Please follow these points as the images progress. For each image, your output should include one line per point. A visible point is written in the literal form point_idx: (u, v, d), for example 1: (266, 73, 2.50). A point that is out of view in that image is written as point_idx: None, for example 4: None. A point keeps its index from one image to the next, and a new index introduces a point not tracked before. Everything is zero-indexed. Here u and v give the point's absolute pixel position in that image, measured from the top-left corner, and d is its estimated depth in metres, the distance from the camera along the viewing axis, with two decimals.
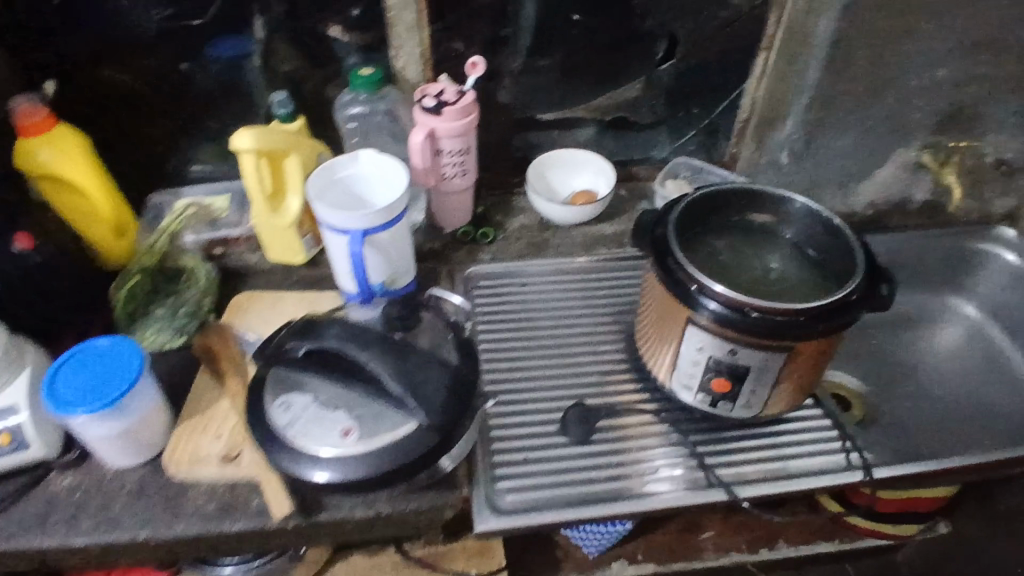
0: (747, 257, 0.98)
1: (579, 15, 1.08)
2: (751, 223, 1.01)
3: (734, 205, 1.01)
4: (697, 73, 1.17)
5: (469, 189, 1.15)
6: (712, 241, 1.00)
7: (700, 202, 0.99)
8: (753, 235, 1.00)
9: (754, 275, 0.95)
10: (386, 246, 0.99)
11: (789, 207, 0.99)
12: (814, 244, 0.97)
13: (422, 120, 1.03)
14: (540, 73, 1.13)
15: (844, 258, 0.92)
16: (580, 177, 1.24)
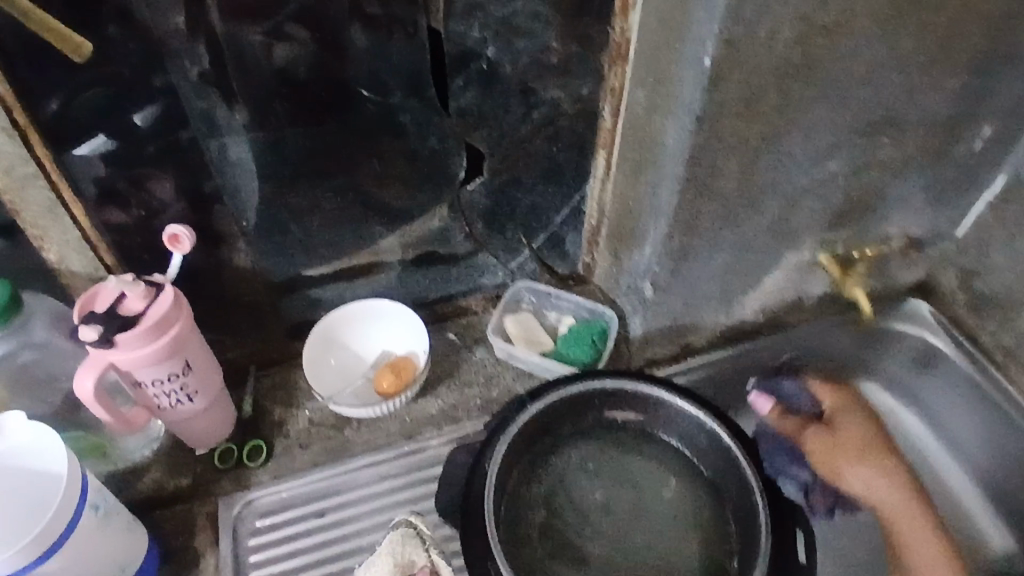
0: (610, 485, 0.73)
1: (355, 103, 0.69)
2: (610, 424, 0.75)
3: (584, 407, 0.73)
4: (517, 185, 0.85)
5: (212, 403, 0.78)
6: (558, 469, 0.74)
7: (536, 420, 0.71)
8: (615, 443, 0.74)
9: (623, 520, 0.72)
10: (72, 570, 0.62)
11: (658, 404, 0.72)
12: (696, 451, 0.72)
13: (93, 354, 0.65)
14: (289, 225, 0.77)
15: (739, 490, 0.69)
16: (388, 334, 0.89)
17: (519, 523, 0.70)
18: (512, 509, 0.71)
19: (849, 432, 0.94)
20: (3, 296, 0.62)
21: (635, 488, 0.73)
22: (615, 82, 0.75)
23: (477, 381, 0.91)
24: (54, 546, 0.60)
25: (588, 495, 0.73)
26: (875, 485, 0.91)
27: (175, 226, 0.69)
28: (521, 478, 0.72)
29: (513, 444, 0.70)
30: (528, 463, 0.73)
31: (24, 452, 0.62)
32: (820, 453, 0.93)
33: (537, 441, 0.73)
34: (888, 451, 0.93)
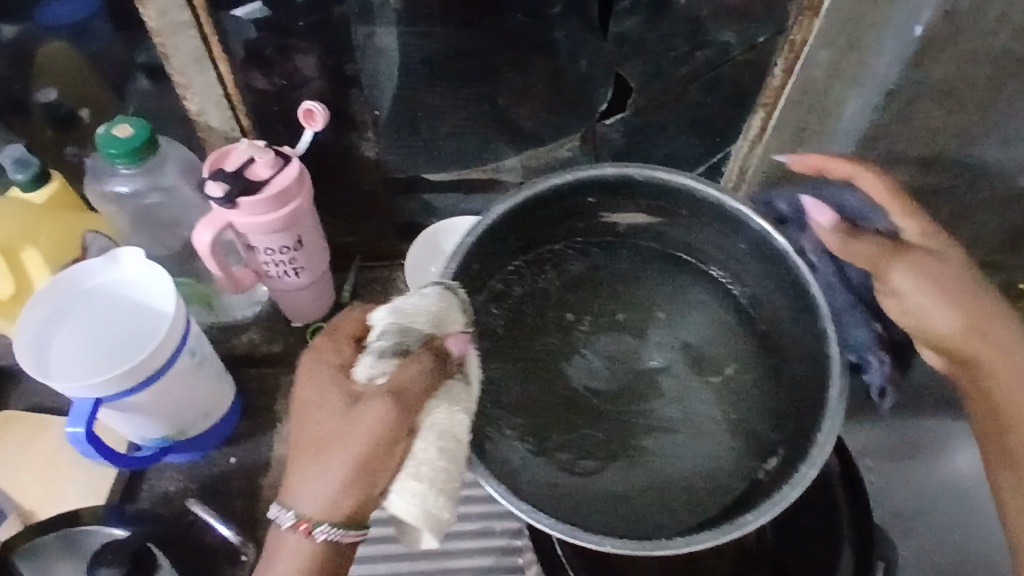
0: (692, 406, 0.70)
1: (513, 9, 0.66)
2: (629, 243, 0.69)
3: (590, 227, 0.67)
4: (659, 130, 0.79)
5: (315, 283, 0.80)
6: (565, 307, 0.70)
7: (552, 219, 0.65)
8: (661, 266, 0.70)
9: (609, 381, 0.68)
10: (153, 406, 0.67)
11: (695, 201, 0.63)
12: (749, 290, 0.67)
13: (215, 210, 0.67)
14: (419, 122, 0.76)
15: (812, 347, 0.60)
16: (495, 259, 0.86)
17: (540, 373, 0.67)
18: (494, 356, 0.66)
19: (931, 303, 0.58)
20: (142, 134, 0.65)
21: (696, 363, 0.68)
22: (799, 35, 0.66)
23: None
24: (143, 384, 0.64)
25: (608, 350, 0.69)
26: (921, 313, 0.59)
27: (311, 102, 0.70)
28: (533, 314, 0.68)
29: (505, 221, 0.61)
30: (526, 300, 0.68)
31: (139, 286, 0.68)
32: (868, 257, 0.60)
33: (523, 272, 0.67)
34: (962, 279, 0.59)
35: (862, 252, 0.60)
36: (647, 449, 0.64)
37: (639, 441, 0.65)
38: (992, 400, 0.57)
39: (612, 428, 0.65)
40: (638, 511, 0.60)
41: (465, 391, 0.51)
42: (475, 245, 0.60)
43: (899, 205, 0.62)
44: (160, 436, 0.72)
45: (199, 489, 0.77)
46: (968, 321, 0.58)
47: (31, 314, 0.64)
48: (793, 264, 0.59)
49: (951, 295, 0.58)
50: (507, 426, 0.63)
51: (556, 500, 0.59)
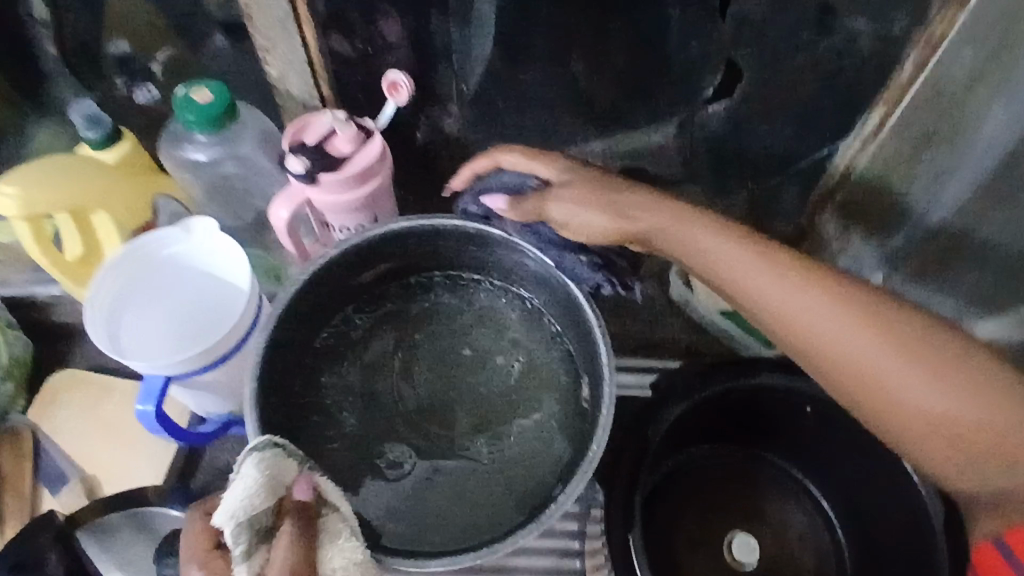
0: (764, 428, 0.66)
1: None
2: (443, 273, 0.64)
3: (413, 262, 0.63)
4: (762, 121, 0.73)
5: None
6: (375, 334, 0.63)
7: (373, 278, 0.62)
8: (445, 298, 0.64)
9: (474, 415, 0.61)
10: (223, 381, 0.65)
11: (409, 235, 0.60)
12: (549, 316, 0.63)
13: (294, 185, 0.64)
14: (507, 100, 0.71)
15: (583, 332, 0.60)
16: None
17: (390, 415, 0.60)
18: (316, 407, 0.60)
19: (712, 252, 0.55)
20: (223, 101, 0.62)
21: (482, 373, 0.62)
22: (941, 30, 0.59)
23: (641, 318, 0.83)
24: (217, 362, 0.62)
25: (458, 377, 0.62)
26: (749, 297, 0.54)
27: (397, 74, 0.66)
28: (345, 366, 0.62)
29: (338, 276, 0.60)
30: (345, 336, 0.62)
31: (214, 260, 0.66)
32: (660, 223, 0.57)
33: (370, 312, 0.63)
34: (764, 255, 0.53)
35: (582, 184, 0.59)
36: (495, 454, 0.59)
37: (496, 450, 0.59)
38: (869, 378, 0.50)
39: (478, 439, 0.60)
40: (481, 497, 0.58)
41: (341, 520, 0.50)
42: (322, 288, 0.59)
43: (624, 188, 0.59)
44: (226, 409, 0.71)
45: None
46: (797, 312, 0.52)
47: (106, 283, 0.62)
48: (566, 284, 0.60)
49: (614, 217, 0.57)
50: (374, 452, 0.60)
51: (405, 524, 0.56)
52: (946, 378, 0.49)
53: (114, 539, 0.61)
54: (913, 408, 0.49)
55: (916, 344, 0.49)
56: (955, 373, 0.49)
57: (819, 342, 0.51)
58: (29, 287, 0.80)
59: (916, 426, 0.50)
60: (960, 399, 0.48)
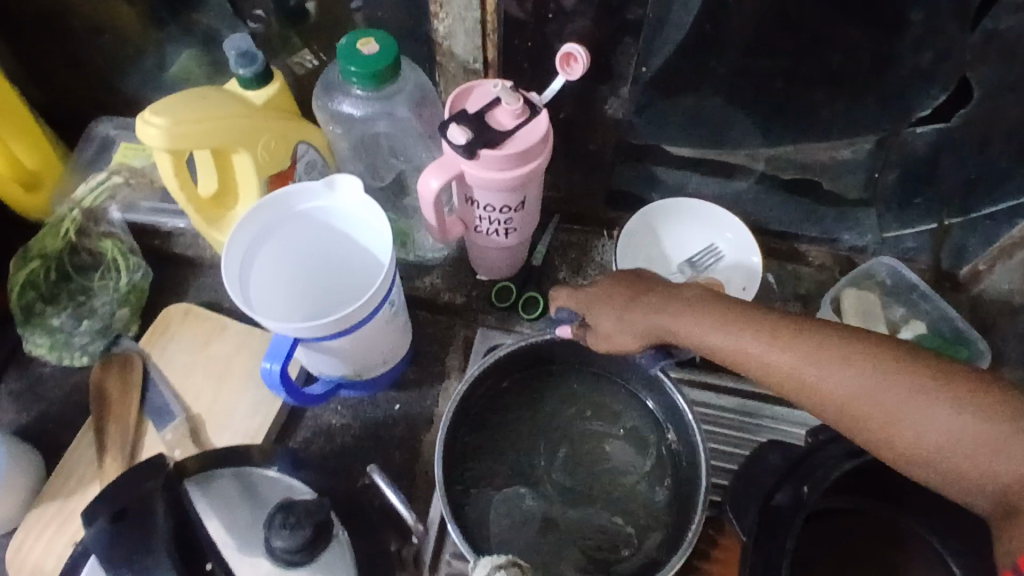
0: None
1: None
2: (580, 366, 0.68)
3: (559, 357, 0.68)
4: (973, 152, 0.63)
5: (518, 245, 0.72)
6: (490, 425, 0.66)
7: (506, 362, 0.66)
8: (571, 388, 0.68)
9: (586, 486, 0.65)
10: (344, 349, 0.62)
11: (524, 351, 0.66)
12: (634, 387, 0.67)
13: (447, 154, 0.60)
14: (686, 90, 0.64)
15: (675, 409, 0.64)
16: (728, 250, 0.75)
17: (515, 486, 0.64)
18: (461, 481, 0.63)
19: (678, 322, 0.55)
20: (390, 54, 0.57)
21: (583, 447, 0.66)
22: None
23: None
24: (347, 330, 0.58)
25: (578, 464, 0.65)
26: (718, 350, 0.53)
27: (575, 46, 0.59)
28: (481, 448, 0.65)
29: (489, 371, 0.65)
30: (483, 419, 0.66)
31: (352, 221, 0.62)
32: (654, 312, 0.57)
33: (509, 399, 0.67)
34: (738, 316, 0.53)
35: (607, 299, 0.60)
36: (600, 535, 0.62)
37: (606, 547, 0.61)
38: (852, 414, 0.47)
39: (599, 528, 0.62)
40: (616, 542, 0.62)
41: None
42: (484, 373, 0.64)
43: (644, 282, 0.60)
44: (338, 373, 0.68)
45: (360, 430, 0.74)
46: (762, 361, 0.51)
47: (244, 230, 0.59)
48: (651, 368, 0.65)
49: (630, 328, 0.58)
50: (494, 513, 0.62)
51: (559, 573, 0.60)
52: (947, 396, 0.45)
53: (217, 486, 0.58)
54: (906, 440, 0.46)
55: (887, 369, 0.47)
56: (934, 389, 0.46)
57: (789, 390, 0.50)
58: (156, 216, 0.80)
59: (944, 470, 0.45)
60: (952, 411, 0.45)
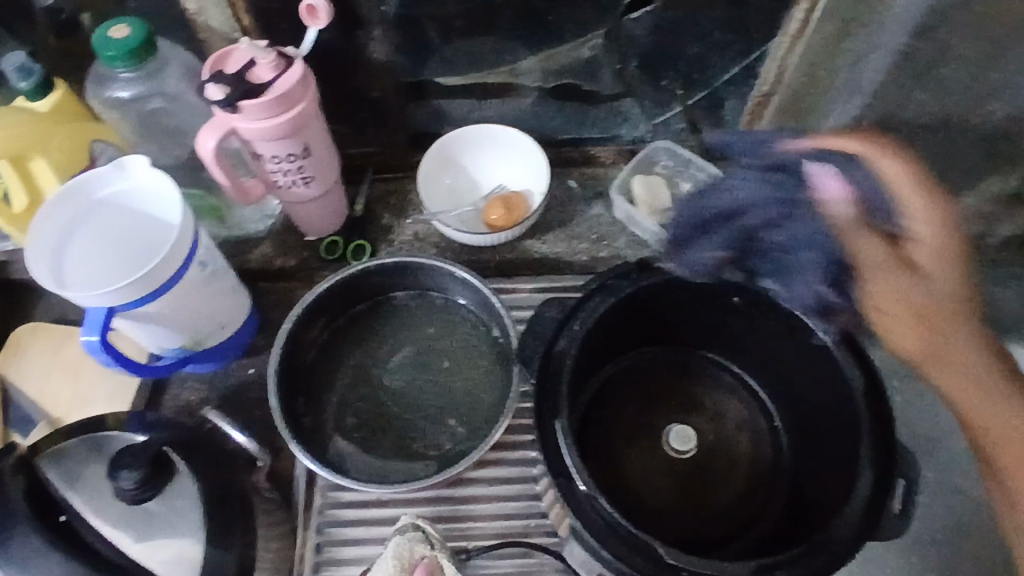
0: (699, 322, 0.66)
1: None
2: (399, 290, 0.77)
3: (384, 283, 0.76)
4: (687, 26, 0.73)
5: (327, 193, 0.78)
6: (330, 359, 0.74)
7: (330, 300, 0.73)
8: (397, 312, 0.77)
9: (424, 387, 0.73)
10: (166, 314, 0.67)
11: (347, 286, 0.74)
12: (452, 293, 0.76)
13: (218, 115, 0.65)
14: (432, 20, 0.72)
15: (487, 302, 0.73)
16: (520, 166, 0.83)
17: (360, 403, 0.72)
18: (309, 411, 0.71)
19: (933, 270, 0.53)
20: (140, 36, 0.62)
21: (417, 357, 0.75)
22: None
23: (587, 238, 0.84)
24: (158, 291, 0.64)
25: (415, 372, 0.74)
26: (930, 296, 0.53)
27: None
28: (325, 379, 0.73)
29: (316, 309, 0.72)
30: (327, 349, 0.75)
31: (149, 197, 0.67)
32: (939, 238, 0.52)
33: (344, 332, 0.75)
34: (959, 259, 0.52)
35: (922, 184, 0.52)
36: (441, 424, 0.71)
37: (446, 433, 0.70)
38: (946, 351, 0.54)
39: (431, 417, 0.71)
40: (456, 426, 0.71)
41: None
42: (307, 312, 0.72)
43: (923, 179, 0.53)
44: (178, 346, 0.73)
45: (220, 399, 0.79)
46: (957, 348, 0.54)
47: (45, 223, 0.64)
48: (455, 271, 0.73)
49: (898, 261, 0.53)
50: (343, 431, 0.71)
51: (410, 464, 0.69)
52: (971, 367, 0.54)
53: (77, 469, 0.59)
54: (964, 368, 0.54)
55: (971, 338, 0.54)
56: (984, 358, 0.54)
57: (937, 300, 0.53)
58: None
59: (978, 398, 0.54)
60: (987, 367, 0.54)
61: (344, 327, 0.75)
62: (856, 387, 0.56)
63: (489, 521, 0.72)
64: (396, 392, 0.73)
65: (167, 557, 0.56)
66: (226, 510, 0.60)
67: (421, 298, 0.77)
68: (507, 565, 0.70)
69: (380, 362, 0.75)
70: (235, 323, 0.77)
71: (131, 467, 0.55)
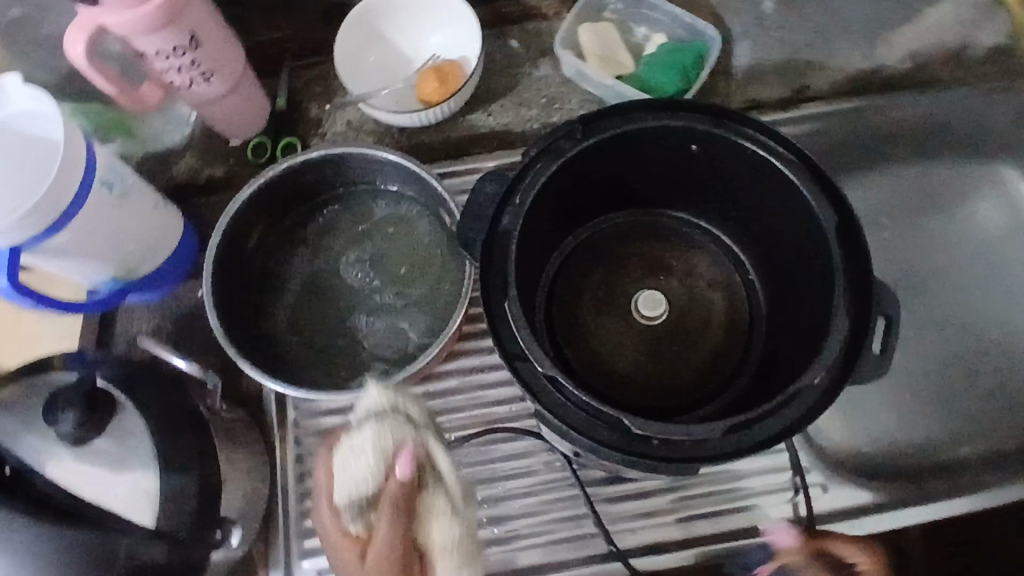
0: (661, 178, 0.61)
1: None
2: (336, 186, 0.70)
3: (324, 178, 0.69)
4: None
5: (237, 88, 0.70)
6: (273, 267, 0.69)
7: (261, 203, 0.67)
8: (337, 209, 0.71)
9: (376, 285, 0.69)
10: (80, 243, 0.61)
11: (277, 188, 0.67)
12: (392, 183, 0.70)
13: (82, 11, 0.57)
14: None
15: (429, 188, 0.67)
16: (451, 29, 0.75)
17: (312, 310, 0.68)
18: (260, 323, 0.67)
19: None
20: None
21: (365, 254, 0.70)
22: None
23: (537, 103, 0.76)
24: (60, 219, 0.58)
25: (365, 271, 0.69)
26: None
27: None
28: (270, 290, 0.69)
29: (246, 216, 0.66)
30: (275, 258, 0.70)
31: (27, 117, 0.59)
32: None
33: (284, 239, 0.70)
34: None
35: None
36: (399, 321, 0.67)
37: (407, 330, 0.67)
38: None
39: (391, 317, 0.68)
40: (416, 322, 0.67)
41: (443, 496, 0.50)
42: (238, 217, 0.65)
43: None
44: (110, 277, 0.68)
45: (171, 328, 0.74)
46: None
47: None
48: (388, 158, 0.66)
49: None
50: (299, 340, 0.67)
51: (373, 366, 0.66)
52: None
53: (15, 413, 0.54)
54: None
55: None
56: None
57: None
58: None
59: None
60: None
61: (283, 232, 0.70)
62: (828, 225, 0.51)
63: (470, 410, 0.70)
64: (348, 293, 0.69)
65: (124, 492, 0.53)
66: (183, 436, 0.57)
67: (360, 191, 0.71)
68: (491, 449, 0.69)
69: (328, 265, 0.70)
70: (169, 246, 0.71)
71: (68, 406, 0.52)
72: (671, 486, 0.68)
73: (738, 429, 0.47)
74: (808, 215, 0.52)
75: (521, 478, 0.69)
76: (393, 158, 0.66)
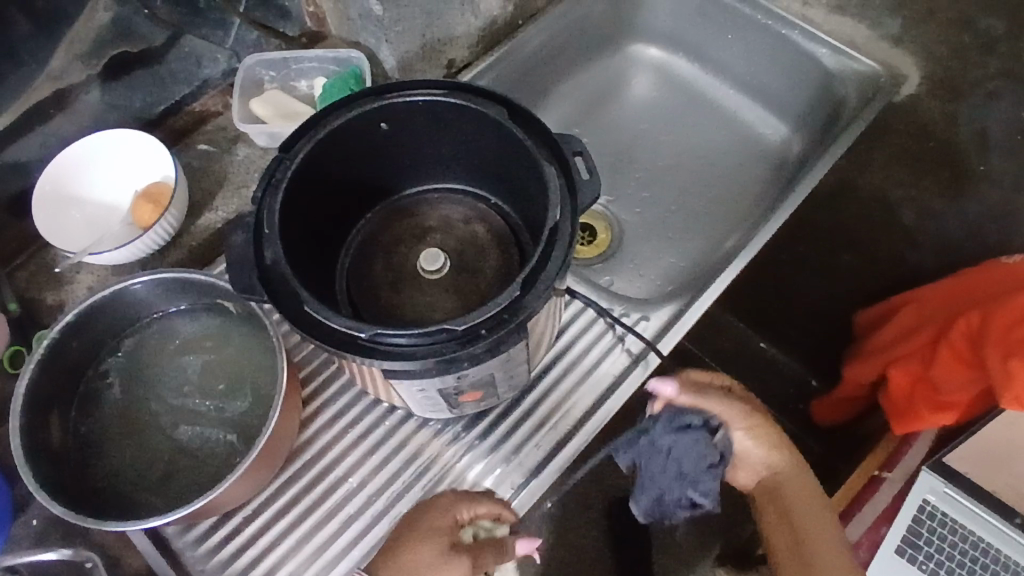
0: (376, 165, 0.69)
1: None
2: (111, 339, 0.72)
3: (94, 338, 0.71)
4: None
5: None
6: (93, 442, 0.69)
7: (45, 391, 0.67)
8: (124, 359, 0.72)
9: (198, 397, 0.72)
10: None
11: (53, 368, 0.67)
12: (160, 307, 0.73)
13: None
14: None
15: (195, 289, 0.72)
16: (138, 161, 0.79)
17: (152, 453, 0.69)
18: (109, 494, 0.67)
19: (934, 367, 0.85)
20: None
21: (173, 380, 0.72)
22: None
23: (252, 180, 0.82)
24: None
25: (182, 393, 0.72)
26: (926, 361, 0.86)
27: None
28: (102, 462, 0.68)
29: (37, 408, 0.65)
30: (91, 431, 0.69)
31: None
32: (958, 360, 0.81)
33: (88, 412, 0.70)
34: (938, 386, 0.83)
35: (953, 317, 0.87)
36: (236, 413, 0.71)
37: (247, 415, 0.71)
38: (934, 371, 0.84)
39: (220, 414, 0.71)
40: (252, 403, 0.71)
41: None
42: (34, 408, 0.65)
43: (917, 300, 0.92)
44: None
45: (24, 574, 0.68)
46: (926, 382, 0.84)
47: None
48: (141, 284, 0.70)
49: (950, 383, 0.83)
50: (157, 485, 0.67)
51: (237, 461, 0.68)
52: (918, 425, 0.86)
53: None
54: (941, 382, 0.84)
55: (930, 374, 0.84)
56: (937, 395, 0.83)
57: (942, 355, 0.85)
58: None
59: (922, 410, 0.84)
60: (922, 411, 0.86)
61: (84, 407, 0.70)
62: (500, 115, 0.62)
63: (351, 450, 0.73)
64: (176, 421, 0.71)
65: None
66: None
67: (136, 331, 0.73)
68: (388, 466, 0.73)
69: (145, 409, 0.71)
70: None
71: None
72: (538, 396, 0.76)
73: (530, 282, 0.56)
74: (484, 118, 0.63)
75: (427, 473, 0.73)
76: (146, 281, 0.70)
